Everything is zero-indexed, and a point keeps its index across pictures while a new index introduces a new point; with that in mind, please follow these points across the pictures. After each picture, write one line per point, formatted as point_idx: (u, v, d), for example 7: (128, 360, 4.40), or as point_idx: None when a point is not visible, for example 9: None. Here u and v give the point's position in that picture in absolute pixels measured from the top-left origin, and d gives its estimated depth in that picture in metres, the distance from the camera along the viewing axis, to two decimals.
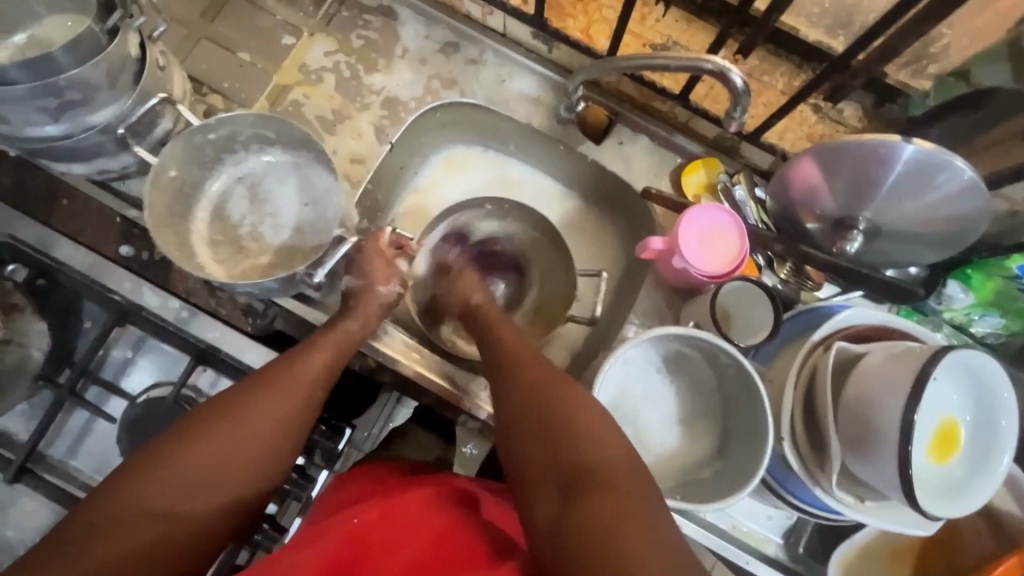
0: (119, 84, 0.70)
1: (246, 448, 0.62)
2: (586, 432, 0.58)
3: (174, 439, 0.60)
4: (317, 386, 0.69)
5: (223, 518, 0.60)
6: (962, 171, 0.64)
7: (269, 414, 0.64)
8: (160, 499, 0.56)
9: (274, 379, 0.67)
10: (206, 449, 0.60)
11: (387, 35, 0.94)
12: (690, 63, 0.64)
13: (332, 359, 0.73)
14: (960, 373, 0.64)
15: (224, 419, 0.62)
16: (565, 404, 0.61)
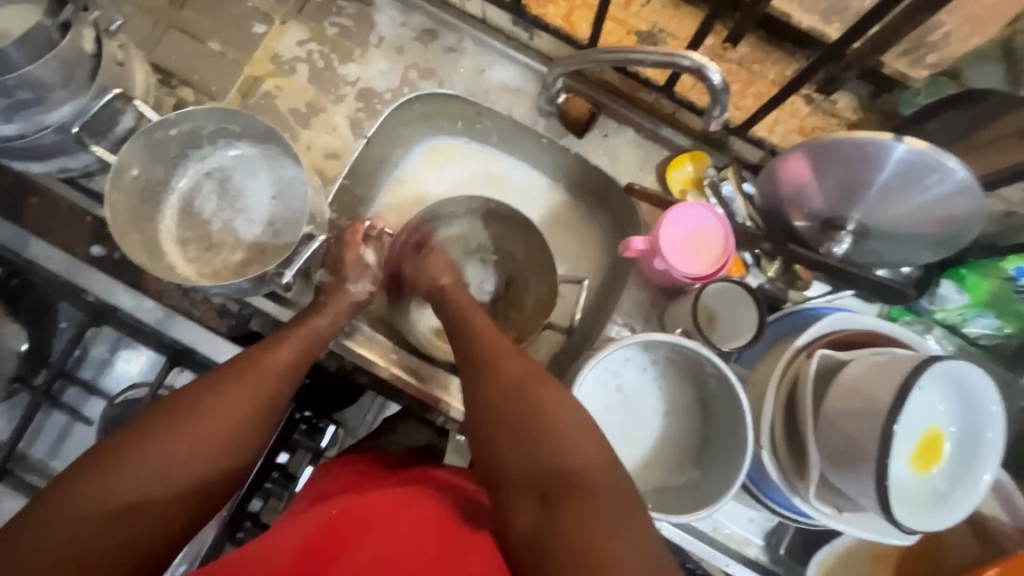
0: (74, 82, 0.67)
1: (210, 441, 0.58)
2: (562, 433, 0.54)
3: (132, 432, 0.55)
4: (289, 378, 0.66)
5: (185, 516, 0.55)
6: (956, 171, 0.61)
7: (236, 405, 0.60)
8: (123, 490, 0.52)
9: (241, 369, 0.63)
10: (167, 442, 0.55)
11: (362, 23, 0.90)
12: (668, 59, 0.62)
13: (303, 350, 0.69)
14: (948, 383, 0.61)
15: (186, 409, 0.58)
16: (539, 403, 0.57)
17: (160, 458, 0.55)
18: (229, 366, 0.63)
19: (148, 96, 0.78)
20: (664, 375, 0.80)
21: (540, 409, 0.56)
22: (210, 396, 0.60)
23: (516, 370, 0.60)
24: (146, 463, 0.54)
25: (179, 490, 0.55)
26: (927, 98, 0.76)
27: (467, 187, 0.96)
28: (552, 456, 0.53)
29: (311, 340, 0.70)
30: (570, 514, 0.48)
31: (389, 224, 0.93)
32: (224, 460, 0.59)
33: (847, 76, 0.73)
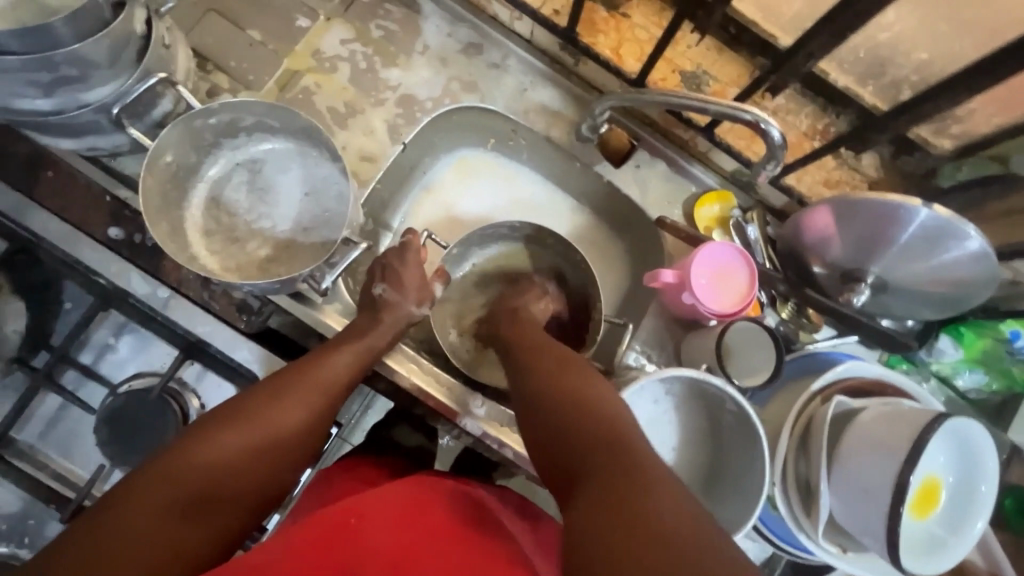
0: (120, 62, 0.65)
1: (264, 448, 0.62)
2: (587, 414, 0.55)
3: (195, 434, 0.59)
4: (332, 395, 0.69)
5: (235, 518, 0.59)
6: (976, 241, 0.65)
7: (291, 417, 0.65)
8: (184, 478, 0.56)
9: (294, 382, 0.67)
10: (226, 446, 0.60)
11: (408, 28, 0.90)
12: (731, 111, 0.64)
13: (352, 368, 0.72)
14: (951, 437, 0.65)
15: (244, 417, 0.62)
16: (575, 394, 0.58)
17: (217, 462, 0.59)
18: (283, 380, 0.67)
19: (187, 80, 0.76)
20: (686, 407, 0.82)
21: (577, 402, 0.57)
22: (263, 408, 0.64)
23: (564, 374, 0.62)
24: (207, 465, 0.58)
25: (237, 494, 0.59)
26: (968, 173, 0.77)
27: (492, 200, 0.96)
28: (574, 436, 0.53)
29: (362, 353, 0.73)
30: (593, 484, 0.47)
31: (439, 238, 0.93)
32: (275, 466, 0.63)
33: (879, 139, 0.76)
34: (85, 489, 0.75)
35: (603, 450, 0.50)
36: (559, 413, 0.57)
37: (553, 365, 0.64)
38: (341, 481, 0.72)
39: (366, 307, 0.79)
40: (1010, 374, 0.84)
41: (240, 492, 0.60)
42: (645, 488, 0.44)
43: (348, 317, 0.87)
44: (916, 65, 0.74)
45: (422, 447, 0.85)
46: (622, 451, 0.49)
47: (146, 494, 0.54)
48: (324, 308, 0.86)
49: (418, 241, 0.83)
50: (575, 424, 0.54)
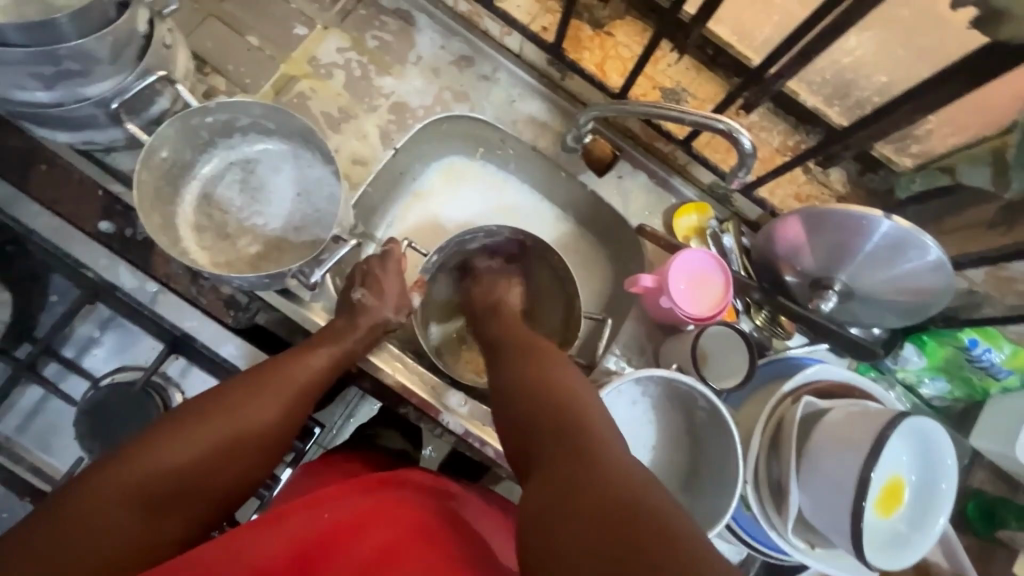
0: (121, 60, 0.67)
1: (236, 445, 0.62)
2: (559, 404, 0.58)
3: (166, 427, 0.60)
4: (306, 393, 0.69)
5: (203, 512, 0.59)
6: (933, 249, 0.69)
7: (265, 414, 0.65)
8: (150, 471, 0.56)
9: (268, 379, 0.67)
10: (197, 441, 0.60)
11: (402, 39, 0.93)
12: (705, 121, 0.68)
13: (328, 367, 0.72)
14: (913, 436, 0.68)
15: (216, 413, 0.62)
16: (550, 384, 0.61)
17: (187, 458, 0.59)
18: (258, 377, 0.67)
19: (186, 80, 0.78)
20: (664, 409, 0.84)
21: (550, 390, 0.60)
22: (236, 404, 0.64)
23: (550, 364, 0.65)
24: (176, 460, 0.58)
25: (207, 489, 0.60)
26: (921, 185, 0.82)
27: (480, 207, 0.99)
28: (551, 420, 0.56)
29: (338, 353, 0.74)
30: (553, 471, 0.50)
31: (419, 244, 0.96)
32: (247, 463, 0.63)
33: (844, 154, 0.82)
34: (62, 483, 0.74)
35: (568, 433, 0.54)
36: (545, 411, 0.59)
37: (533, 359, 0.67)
38: (316, 475, 0.72)
39: (343, 312, 0.79)
40: (970, 382, 0.88)
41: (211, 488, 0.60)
42: (605, 474, 0.47)
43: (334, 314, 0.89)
44: (877, 88, 0.81)
45: (405, 450, 0.87)
46: (585, 437, 0.52)
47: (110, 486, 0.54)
48: (312, 307, 0.88)
49: (399, 249, 0.85)
50: (550, 413, 0.57)
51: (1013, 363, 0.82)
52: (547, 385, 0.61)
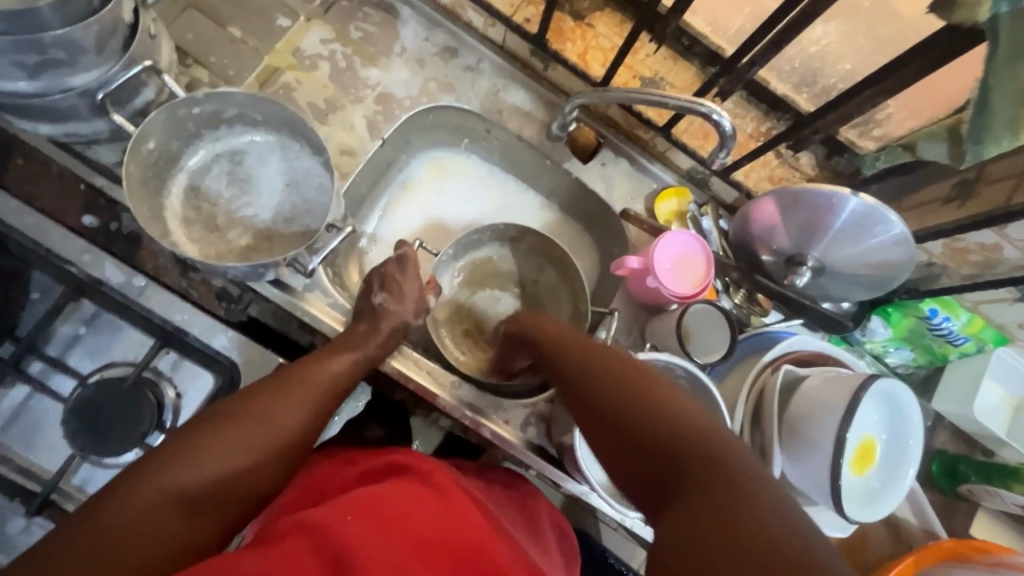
0: (107, 50, 0.66)
1: (265, 450, 0.60)
2: (651, 411, 0.53)
3: (192, 432, 0.58)
4: (330, 395, 0.67)
5: (233, 520, 0.57)
6: (896, 224, 0.75)
7: (293, 418, 0.63)
8: (184, 478, 0.54)
9: (294, 380, 0.65)
10: (228, 447, 0.58)
11: (386, 31, 0.94)
12: (688, 105, 0.72)
13: (352, 368, 0.71)
14: (882, 397, 0.74)
15: (245, 416, 0.60)
16: (659, 392, 0.54)
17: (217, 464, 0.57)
18: (284, 380, 0.65)
19: (170, 71, 0.78)
20: None
21: (656, 403, 0.53)
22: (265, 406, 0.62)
23: (611, 363, 0.60)
24: (207, 467, 0.56)
25: (236, 498, 0.58)
26: (886, 163, 0.85)
27: (468, 198, 1.01)
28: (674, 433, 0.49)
29: (362, 357, 0.72)
30: (675, 501, 0.45)
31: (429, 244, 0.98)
32: (276, 469, 0.61)
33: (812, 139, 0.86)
34: (54, 481, 0.73)
35: (681, 469, 0.47)
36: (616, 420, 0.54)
37: (624, 366, 0.60)
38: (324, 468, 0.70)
39: (366, 318, 0.77)
40: (932, 350, 0.95)
41: (240, 496, 0.58)
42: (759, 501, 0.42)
43: (330, 303, 0.87)
44: (842, 74, 0.85)
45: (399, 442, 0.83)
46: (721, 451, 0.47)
47: (143, 492, 0.52)
48: (304, 296, 0.86)
49: (414, 254, 0.83)
50: (664, 421, 0.50)
51: (969, 330, 0.89)
52: (653, 396, 0.54)
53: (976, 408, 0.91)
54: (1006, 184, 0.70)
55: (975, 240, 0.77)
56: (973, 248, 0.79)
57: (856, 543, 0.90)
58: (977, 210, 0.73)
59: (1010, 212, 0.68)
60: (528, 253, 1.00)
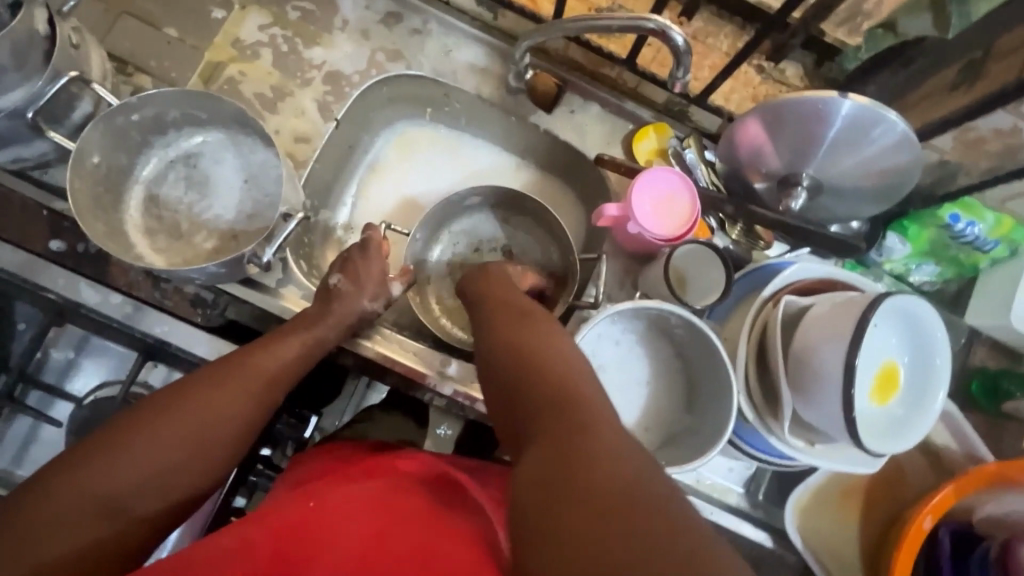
0: (28, 64, 0.64)
1: (199, 443, 0.58)
2: (541, 367, 0.51)
3: (113, 430, 0.55)
4: (273, 385, 0.65)
5: (170, 514, 0.56)
6: (893, 122, 0.67)
7: (231, 408, 0.61)
8: (108, 477, 0.53)
9: (233, 369, 0.63)
10: (153, 442, 0.55)
11: (324, 6, 0.90)
12: (633, 23, 0.65)
13: (300, 354, 0.68)
14: (899, 317, 0.67)
15: (174, 407, 0.58)
16: (535, 352, 0.53)
17: (144, 463, 0.55)
18: (219, 368, 0.62)
19: (105, 81, 0.76)
20: (654, 332, 0.81)
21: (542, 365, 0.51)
22: (200, 396, 0.60)
23: (518, 324, 0.59)
24: (133, 463, 0.54)
25: (168, 493, 0.56)
26: (868, 53, 0.80)
27: (438, 170, 0.97)
28: (533, 405, 0.48)
29: (311, 340, 0.70)
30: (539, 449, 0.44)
31: (398, 225, 0.94)
32: (218, 458, 0.60)
33: (793, 43, 0.80)
34: None
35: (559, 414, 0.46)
36: (515, 368, 0.53)
37: (527, 326, 0.58)
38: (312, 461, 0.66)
39: (318, 299, 0.75)
40: (959, 261, 0.85)
41: (174, 491, 0.56)
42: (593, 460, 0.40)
43: (307, 298, 0.85)
44: None
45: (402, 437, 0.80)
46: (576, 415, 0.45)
47: (65, 491, 0.51)
48: (281, 292, 0.84)
49: (378, 236, 0.79)
50: (533, 387, 0.50)
51: (999, 232, 0.80)
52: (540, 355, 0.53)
53: (1016, 318, 0.82)
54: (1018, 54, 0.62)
55: (990, 126, 0.70)
56: (988, 137, 0.71)
57: (892, 478, 0.84)
58: (986, 91, 0.65)
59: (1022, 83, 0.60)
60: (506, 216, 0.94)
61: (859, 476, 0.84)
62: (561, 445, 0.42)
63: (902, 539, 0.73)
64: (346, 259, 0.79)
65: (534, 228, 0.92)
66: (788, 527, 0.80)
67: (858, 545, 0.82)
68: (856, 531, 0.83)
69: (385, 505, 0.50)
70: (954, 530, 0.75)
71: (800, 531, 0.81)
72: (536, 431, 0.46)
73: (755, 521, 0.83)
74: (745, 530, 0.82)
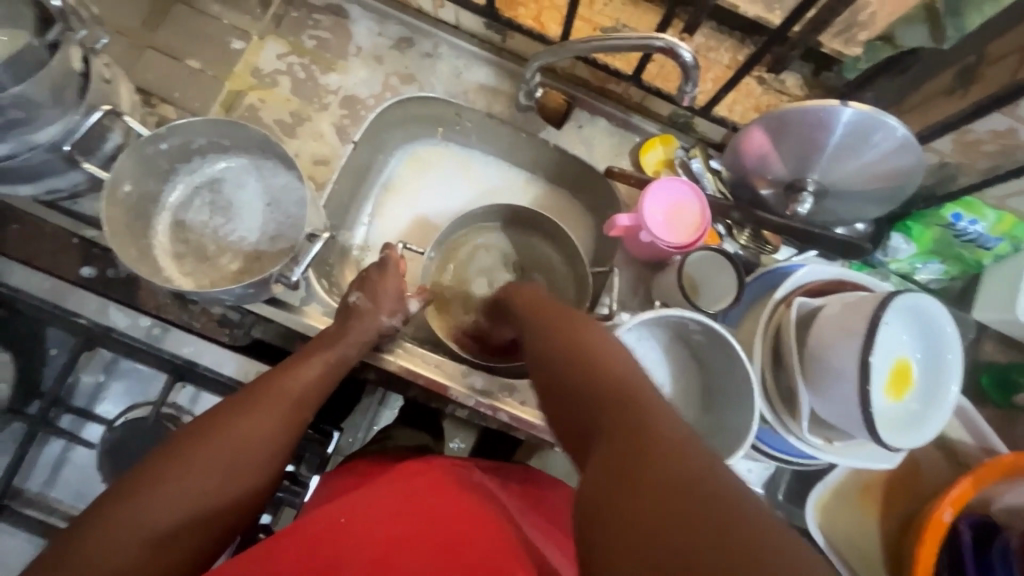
0: (65, 100, 0.67)
1: (238, 467, 0.60)
2: (591, 366, 0.52)
3: (152, 464, 0.56)
4: (302, 407, 0.67)
5: (217, 539, 0.57)
6: (894, 127, 0.69)
7: (265, 431, 0.63)
8: (154, 507, 0.53)
9: (263, 394, 0.65)
10: (194, 470, 0.57)
11: (339, 34, 0.94)
12: (640, 42, 0.68)
13: (325, 375, 0.71)
14: (910, 313, 0.69)
15: (211, 435, 0.60)
16: (583, 351, 0.54)
17: (191, 486, 0.56)
18: (246, 394, 0.65)
19: (134, 112, 0.79)
20: (671, 336, 0.84)
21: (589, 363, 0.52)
22: (234, 422, 0.62)
23: (562, 328, 0.59)
24: (180, 491, 0.55)
25: (215, 517, 0.57)
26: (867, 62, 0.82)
27: (452, 187, 1.00)
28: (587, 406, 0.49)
29: (334, 361, 0.72)
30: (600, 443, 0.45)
31: (414, 244, 0.96)
32: (256, 481, 0.61)
33: (792, 55, 0.83)
34: None
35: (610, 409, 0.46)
36: (565, 367, 0.54)
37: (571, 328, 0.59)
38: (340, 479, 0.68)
39: (339, 316, 0.78)
40: (963, 258, 0.88)
41: (219, 516, 0.57)
42: (666, 451, 0.40)
43: (332, 315, 0.87)
44: None
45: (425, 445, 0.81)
46: (634, 419, 0.44)
47: (112, 525, 0.51)
48: (306, 310, 0.86)
49: (397, 256, 0.82)
50: (582, 387, 0.50)
51: (1000, 229, 0.81)
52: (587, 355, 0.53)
53: None
54: (1010, 60, 0.65)
55: (986, 128, 0.71)
56: (985, 138, 0.72)
57: (909, 474, 0.86)
58: (982, 94, 0.68)
59: (1016, 88, 0.63)
60: (520, 230, 0.97)
61: (877, 473, 0.86)
62: (622, 443, 0.42)
63: (922, 532, 0.74)
64: (372, 276, 0.81)
65: (548, 241, 0.96)
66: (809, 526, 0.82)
67: (879, 542, 0.83)
68: (876, 527, 0.84)
69: (434, 522, 0.51)
70: (974, 521, 0.75)
71: (820, 528, 0.83)
72: (597, 435, 0.46)
73: None
74: None
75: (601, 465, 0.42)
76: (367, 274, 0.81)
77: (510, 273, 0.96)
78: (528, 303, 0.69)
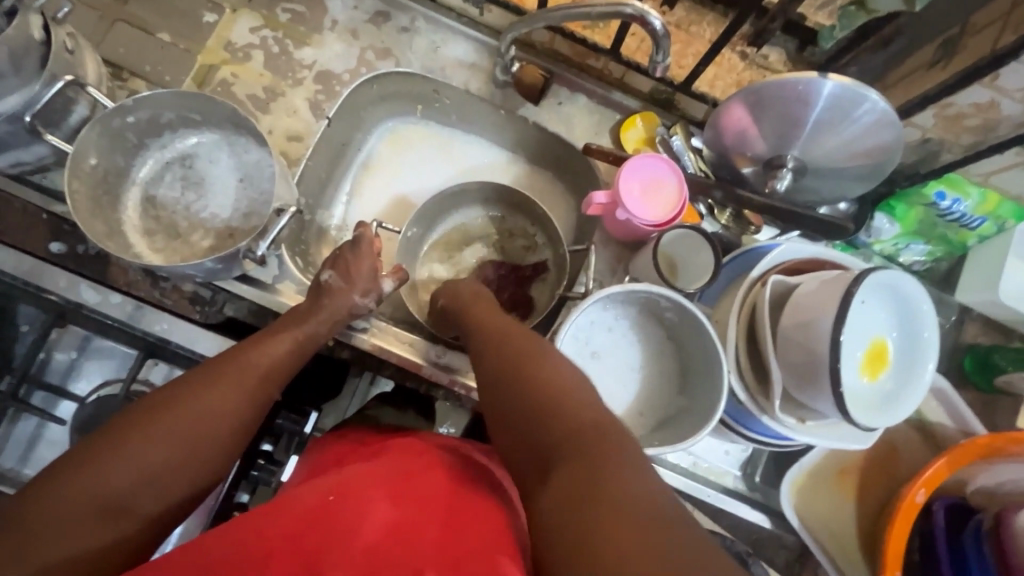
0: (25, 69, 0.66)
1: (197, 443, 0.58)
2: (554, 401, 0.50)
3: (107, 436, 0.55)
4: (268, 384, 0.65)
5: (171, 513, 0.57)
6: (874, 101, 0.68)
7: (227, 407, 0.61)
8: (104, 479, 0.52)
9: (226, 369, 0.63)
10: (153, 445, 0.55)
11: (314, 8, 0.92)
12: (611, 9, 0.66)
13: (292, 351, 0.69)
14: (887, 292, 0.68)
15: (168, 409, 0.58)
16: (545, 382, 0.52)
17: (145, 460, 0.55)
18: (208, 369, 0.63)
19: (100, 85, 0.78)
20: (646, 316, 0.83)
21: (558, 395, 0.51)
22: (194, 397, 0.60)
23: (516, 349, 0.57)
24: (133, 465, 0.54)
25: (175, 493, 0.57)
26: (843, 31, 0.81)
27: (430, 165, 0.98)
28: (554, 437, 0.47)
29: (302, 337, 0.71)
30: (565, 477, 0.44)
31: (390, 223, 0.95)
32: (215, 457, 0.60)
33: (773, 27, 0.83)
34: None
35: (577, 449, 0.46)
36: (527, 397, 0.51)
37: (529, 352, 0.56)
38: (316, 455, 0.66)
39: (310, 294, 0.76)
40: (947, 238, 0.87)
41: (174, 491, 0.56)
42: (643, 511, 0.39)
43: (304, 292, 0.86)
44: None
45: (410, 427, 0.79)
46: (606, 462, 0.44)
47: (60, 496, 0.50)
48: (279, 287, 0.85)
49: (370, 234, 0.81)
50: (548, 420, 0.49)
51: (985, 208, 0.80)
52: (550, 383, 0.52)
53: (1003, 291, 0.82)
54: (991, 28, 0.63)
55: (968, 102, 0.69)
56: (967, 112, 0.71)
57: (887, 457, 0.85)
58: (963, 66, 0.66)
59: (996, 57, 0.61)
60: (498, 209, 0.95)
61: (854, 455, 0.85)
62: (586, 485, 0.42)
63: (894, 515, 0.73)
64: (343, 253, 0.80)
65: (526, 219, 0.94)
66: (784, 507, 0.81)
67: (855, 524, 0.83)
68: (853, 510, 0.83)
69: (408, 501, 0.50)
70: (949, 505, 0.76)
71: (796, 510, 0.82)
72: (559, 470, 0.45)
73: (753, 503, 0.83)
74: (741, 510, 0.82)
75: (564, 504, 0.42)
76: (337, 251, 0.80)
77: (489, 254, 0.95)
78: (482, 314, 0.67)
